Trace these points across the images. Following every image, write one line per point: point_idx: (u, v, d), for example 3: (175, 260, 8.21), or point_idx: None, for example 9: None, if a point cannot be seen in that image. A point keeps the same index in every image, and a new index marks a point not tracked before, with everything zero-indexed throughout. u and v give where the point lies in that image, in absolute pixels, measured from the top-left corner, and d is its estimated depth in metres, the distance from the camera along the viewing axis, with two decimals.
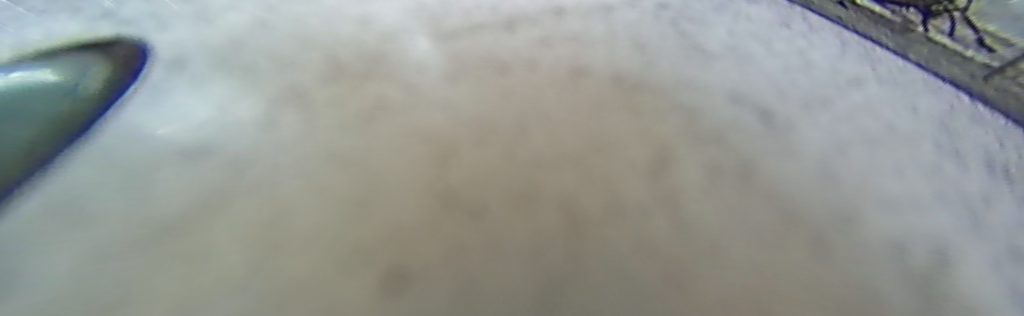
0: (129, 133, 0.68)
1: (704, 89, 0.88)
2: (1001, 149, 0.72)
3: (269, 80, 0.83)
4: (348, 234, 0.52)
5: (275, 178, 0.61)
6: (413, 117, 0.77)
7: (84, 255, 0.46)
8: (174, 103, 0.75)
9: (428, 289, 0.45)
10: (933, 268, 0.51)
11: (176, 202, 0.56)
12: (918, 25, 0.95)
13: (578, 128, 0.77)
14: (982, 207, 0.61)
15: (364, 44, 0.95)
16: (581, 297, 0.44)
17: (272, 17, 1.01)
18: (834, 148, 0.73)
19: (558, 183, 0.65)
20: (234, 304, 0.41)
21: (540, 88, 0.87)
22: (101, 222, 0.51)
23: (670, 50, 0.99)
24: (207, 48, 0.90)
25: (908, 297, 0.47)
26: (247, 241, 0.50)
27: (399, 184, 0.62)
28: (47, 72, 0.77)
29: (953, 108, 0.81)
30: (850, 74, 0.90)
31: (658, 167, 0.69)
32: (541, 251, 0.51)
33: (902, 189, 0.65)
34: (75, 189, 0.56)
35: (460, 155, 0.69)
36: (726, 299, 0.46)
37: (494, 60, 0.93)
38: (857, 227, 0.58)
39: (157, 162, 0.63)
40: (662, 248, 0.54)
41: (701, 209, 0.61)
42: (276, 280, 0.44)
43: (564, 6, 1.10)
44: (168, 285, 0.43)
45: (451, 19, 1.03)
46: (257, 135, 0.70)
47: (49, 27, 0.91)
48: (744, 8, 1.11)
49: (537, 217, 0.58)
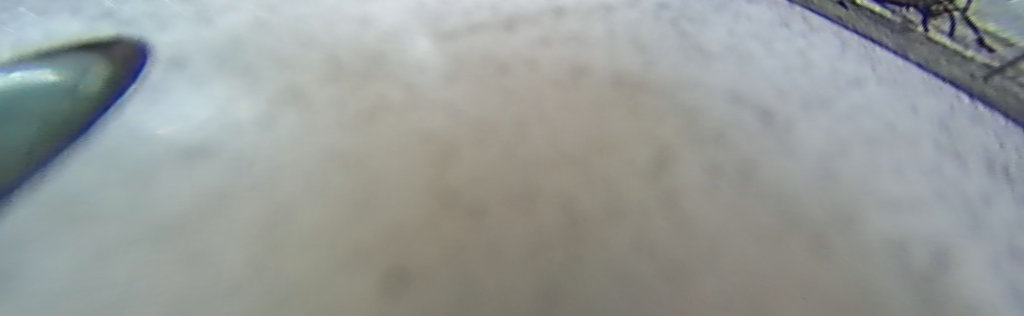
0: (130, 133, 0.68)
1: (704, 90, 0.88)
2: (1001, 149, 0.72)
3: (270, 80, 0.83)
4: (348, 235, 0.52)
5: (276, 179, 0.61)
6: (413, 118, 0.76)
7: (82, 256, 0.45)
8: (174, 103, 0.75)
9: (428, 289, 0.44)
10: (934, 269, 0.51)
11: (174, 203, 0.55)
12: (918, 25, 0.96)
13: (578, 128, 0.77)
14: (981, 207, 0.62)
15: (364, 44, 0.94)
16: (581, 297, 0.44)
17: (273, 17, 1.00)
18: (834, 148, 0.73)
19: (558, 182, 0.65)
20: (233, 304, 0.41)
21: (541, 88, 0.87)
22: (98, 223, 0.51)
23: (671, 50, 0.99)
24: (207, 48, 0.90)
25: (908, 298, 0.47)
26: (246, 242, 0.50)
27: (400, 185, 0.62)
28: (45, 73, 0.77)
29: (953, 108, 0.81)
30: (850, 74, 0.90)
31: (659, 167, 0.69)
32: (541, 251, 0.52)
33: (902, 189, 0.65)
34: (75, 190, 0.56)
35: (461, 156, 0.69)
36: (727, 299, 0.46)
37: (495, 60, 0.93)
38: (858, 227, 0.58)
39: (157, 163, 0.63)
40: (662, 248, 0.54)
41: (701, 209, 0.61)
42: (275, 280, 0.44)
43: (564, 6, 1.10)
44: (164, 286, 0.42)
45: (451, 19, 1.03)
46: (258, 135, 0.69)
47: (49, 27, 0.90)
48: (744, 8, 1.11)
49: (538, 217, 0.58)
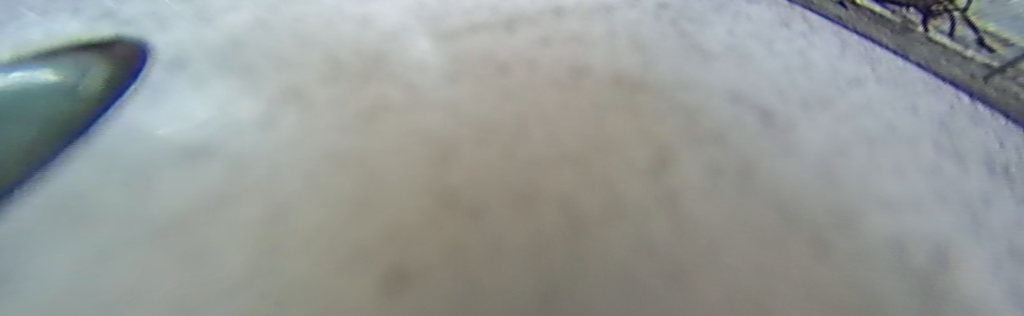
0: (130, 133, 0.68)
1: (705, 89, 0.88)
2: (1001, 149, 0.72)
3: (270, 80, 0.83)
4: (348, 235, 0.52)
5: (276, 179, 0.61)
6: (413, 118, 0.76)
7: (82, 256, 0.46)
8: (174, 103, 0.75)
9: (428, 289, 0.44)
10: (934, 269, 0.51)
11: (175, 203, 0.56)
12: (918, 25, 0.96)
13: (578, 128, 0.78)
14: (982, 207, 0.61)
15: (364, 44, 0.95)
16: (581, 298, 0.44)
17: (273, 17, 1.01)
18: (834, 148, 0.73)
19: (558, 182, 0.65)
20: (233, 303, 0.40)
21: (541, 88, 0.87)
22: (99, 223, 0.51)
23: (671, 50, 0.99)
24: (207, 48, 0.90)
25: (908, 297, 0.47)
26: (247, 242, 0.50)
27: (400, 184, 0.62)
28: (45, 73, 0.77)
29: (953, 108, 0.81)
30: (850, 74, 0.90)
31: (659, 167, 0.70)
32: (541, 251, 0.51)
33: (901, 189, 0.65)
34: (75, 189, 0.56)
35: (461, 156, 0.69)
36: (727, 298, 0.46)
37: (495, 60, 0.93)
38: (858, 227, 0.58)
39: (157, 162, 0.63)
40: (662, 248, 0.54)
41: (701, 209, 0.61)
42: (274, 280, 0.44)
43: (564, 6, 1.10)
44: (164, 286, 0.42)
45: (451, 19, 1.03)
46: (258, 135, 0.70)
47: (49, 26, 0.91)
48: (744, 8, 1.11)
49: (538, 217, 0.58)
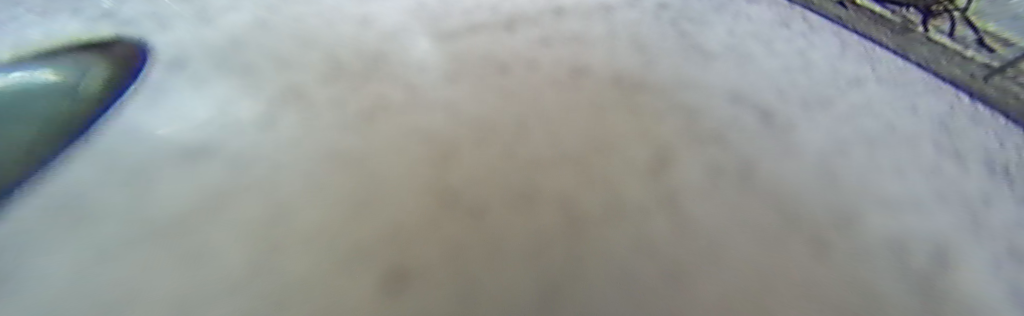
0: (129, 133, 0.68)
1: (705, 90, 0.87)
2: (1001, 149, 0.72)
3: (270, 80, 0.83)
4: (348, 235, 0.52)
5: (276, 179, 0.61)
6: (413, 118, 0.76)
7: (81, 256, 0.45)
8: (174, 103, 0.75)
9: (428, 289, 0.44)
10: (934, 269, 0.51)
11: (175, 203, 0.56)
12: (918, 25, 0.96)
13: (578, 128, 0.78)
14: (982, 207, 0.61)
15: (364, 44, 0.95)
16: (582, 298, 0.44)
17: (273, 17, 1.00)
18: (834, 148, 0.73)
19: (558, 182, 0.65)
20: (233, 304, 0.40)
21: (541, 88, 0.87)
22: (99, 223, 0.51)
23: (671, 50, 0.99)
24: (207, 48, 0.90)
25: (908, 297, 0.47)
26: (247, 241, 0.50)
27: (399, 185, 0.62)
28: (45, 72, 0.77)
29: (953, 107, 0.81)
30: (850, 74, 0.90)
31: (659, 166, 0.70)
32: (541, 251, 0.51)
33: (902, 189, 0.65)
34: (74, 190, 0.56)
35: (461, 155, 0.69)
36: (727, 298, 0.46)
37: (494, 60, 0.93)
38: (858, 227, 0.58)
39: (157, 162, 0.63)
40: (662, 248, 0.54)
41: (701, 210, 0.61)
42: (274, 280, 0.44)
43: (564, 6, 1.09)
44: (164, 286, 0.42)
45: (451, 19, 1.03)
46: (258, 135, 0.69)
47: (49, 27, 0.91)
48: (744, 8, 1.11)
49: (538, 217, 0.58)
